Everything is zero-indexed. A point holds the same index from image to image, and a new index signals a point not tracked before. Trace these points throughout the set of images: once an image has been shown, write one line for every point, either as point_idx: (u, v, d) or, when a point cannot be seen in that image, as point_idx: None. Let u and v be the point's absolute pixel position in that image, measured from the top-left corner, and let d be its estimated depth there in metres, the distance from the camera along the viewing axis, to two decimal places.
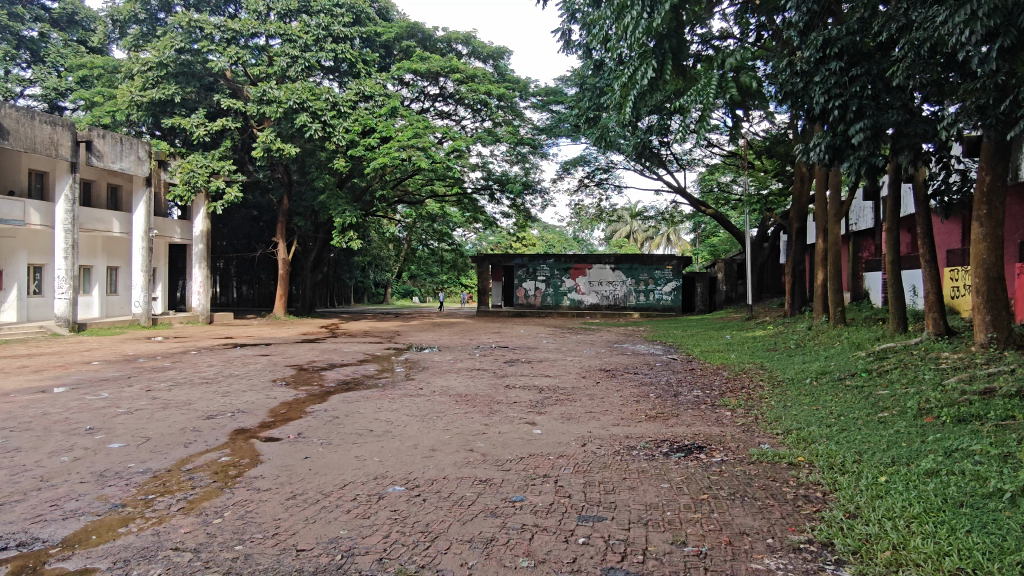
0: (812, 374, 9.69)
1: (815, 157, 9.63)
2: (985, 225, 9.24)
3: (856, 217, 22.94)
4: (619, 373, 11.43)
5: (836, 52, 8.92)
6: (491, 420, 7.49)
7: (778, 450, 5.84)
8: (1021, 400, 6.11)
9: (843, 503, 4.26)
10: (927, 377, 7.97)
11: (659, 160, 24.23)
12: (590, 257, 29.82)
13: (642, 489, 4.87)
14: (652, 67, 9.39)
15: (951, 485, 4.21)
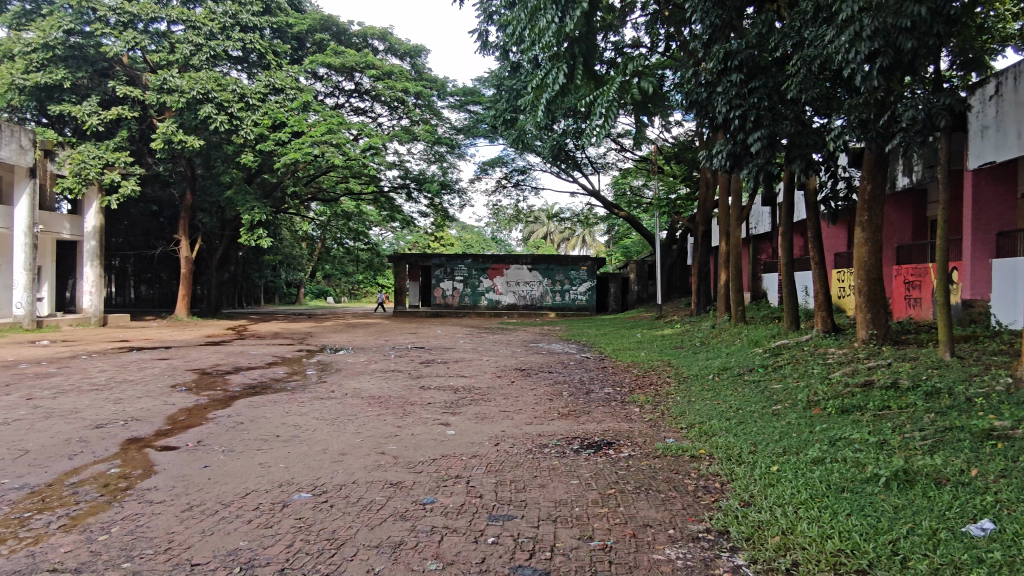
0: (714, 370, 10.18)
1: (717, 164, 10.07)
2: (866, 231, 10.00)
3: (755, 222, 24.31)
4: (533, 372, 11.59)
5: (737, 64, 9.41)
6: (404, 422, 7.38)
7: (681, 444, 6.08)
8: (896, 392, 6.66)
9: (738, 492, 4.49)
10: (816, 372, 8.55)
11: (574, 163, 24.73)
12: (507, 257, 30.02)
13: (552, 487, 4.94)
14: (563, 70, 9.59)
15: (834, 472, 4.53)
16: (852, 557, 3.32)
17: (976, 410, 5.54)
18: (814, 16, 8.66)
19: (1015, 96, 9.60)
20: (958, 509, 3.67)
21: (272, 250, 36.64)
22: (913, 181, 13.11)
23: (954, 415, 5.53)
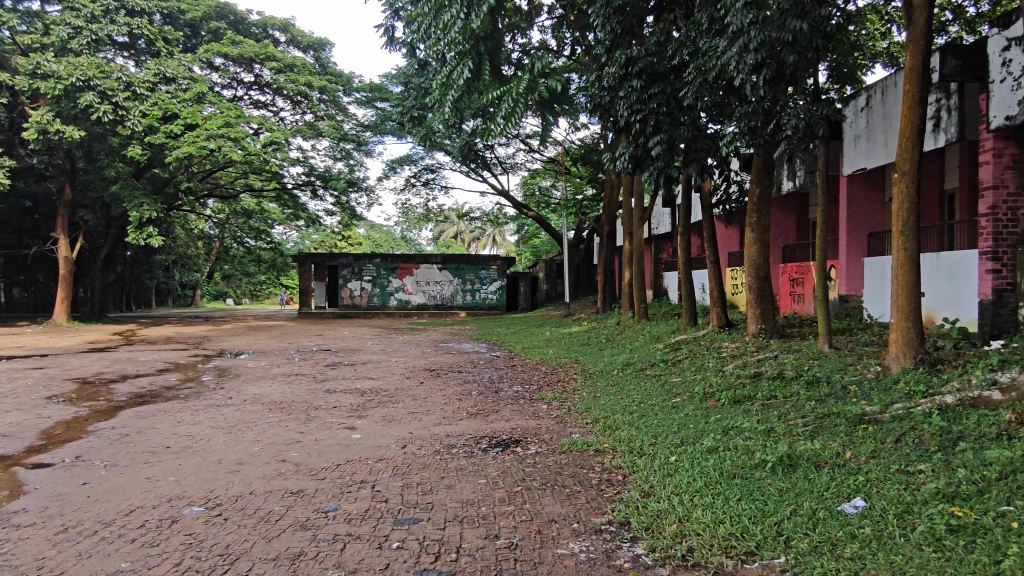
0: (618, 366, 10.50)
1: (620, 166, 10.41)
2: (755, 231, 10.65)
3: (656, 222, 25.31)
4: (443, 372, 11.52)
5: (637, 70, 9.73)
6: (307, 428, 7.11)
7: (587, 439, 6.22)
8: (782, 381, 7.13)
9: (639, 483, 4.65)
10: (711, 365, 9.00)
11: (484, 162, 24.77)
12: (417, 257, 29.64)
13: (459, 487, 4.91)
14: (468, 67, 9.61)
15: (726, 460, 4.77)
16: (741, 540, 3.50)
17: (849, 397, 6.02)
18: (707, 28, 9.15)
19: (882, 109, 10.53)
20: (834, 489, 3.95)
21: (164, 249, 34.37)
22: (796, 186, 14.08)
23: (832, 401, 5.97)
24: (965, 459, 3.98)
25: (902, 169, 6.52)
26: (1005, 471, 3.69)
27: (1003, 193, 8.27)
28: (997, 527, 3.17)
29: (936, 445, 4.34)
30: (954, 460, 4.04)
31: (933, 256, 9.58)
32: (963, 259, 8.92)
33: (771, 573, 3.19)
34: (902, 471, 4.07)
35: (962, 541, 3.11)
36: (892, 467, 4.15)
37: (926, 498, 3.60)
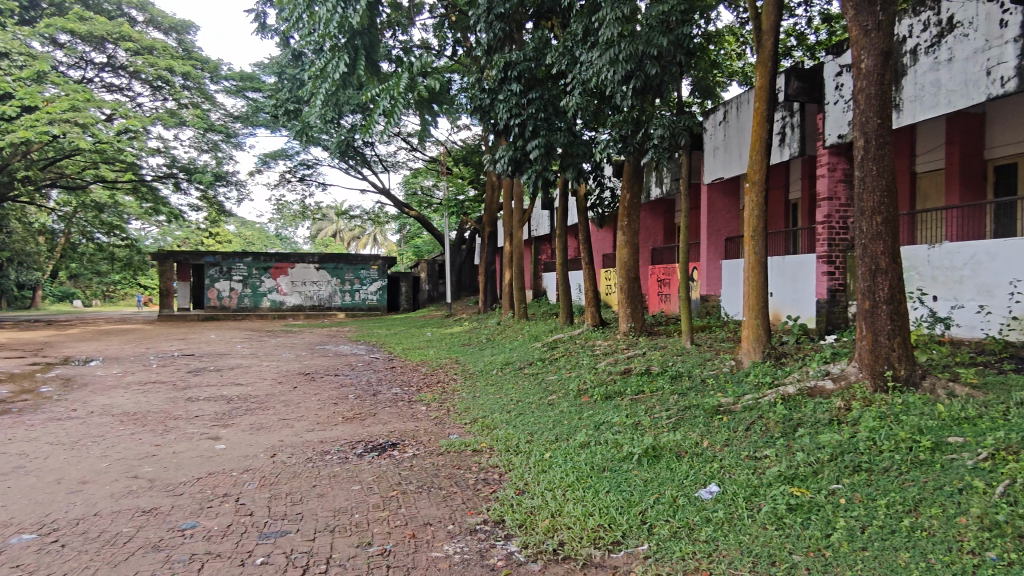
0: (498, 365, 10.63)
1: (500, 168, 10.51)
2: (625, 234, 11.19)
3: (536, 224, 25.85)
4: (318, 376, 11.08)
5: (516, 75, 9.94)
6: (164, 440, 6.56)
7: (465, 439, 6.23)
8: (649, 376, 7.53)
9: (514, 481, 4.72)
10: (585, 362, 9.36)
11: (363, 159, 24.11)
12: (292, 256, 28.29)
13: (332, 495, 4.73)
14: (345, 62, 9.28)
15: (597, 454, 4.96)
16: (608, 531, 3.64)
17: (707, 389, 6.48)
18: (582, 38, 9.48)
19: (737, 124, 11.44)
20: (692, 477, 4.23)
21: None
22: (663, 192, 14.92)
23: (692, 394, 6.39)
24: (803, 443, 4.40)
25: (753, 179, 7.11)
26: (834, 453, 4.12)
27: (836, 204, 9.22)
28: (828, 503, 3.53)
29: (780, 431, 4.77)
30: (794, 445, 4.46)
31: (780, 259, 10.54)
32: (804, 263, 9.91)
33: (636, 560, 3.34)
34: (751, 457, 4.43)
35: (800, 518, 3.43)
36: (743, 454, 4.50)
37: (770, 480, 3.94)
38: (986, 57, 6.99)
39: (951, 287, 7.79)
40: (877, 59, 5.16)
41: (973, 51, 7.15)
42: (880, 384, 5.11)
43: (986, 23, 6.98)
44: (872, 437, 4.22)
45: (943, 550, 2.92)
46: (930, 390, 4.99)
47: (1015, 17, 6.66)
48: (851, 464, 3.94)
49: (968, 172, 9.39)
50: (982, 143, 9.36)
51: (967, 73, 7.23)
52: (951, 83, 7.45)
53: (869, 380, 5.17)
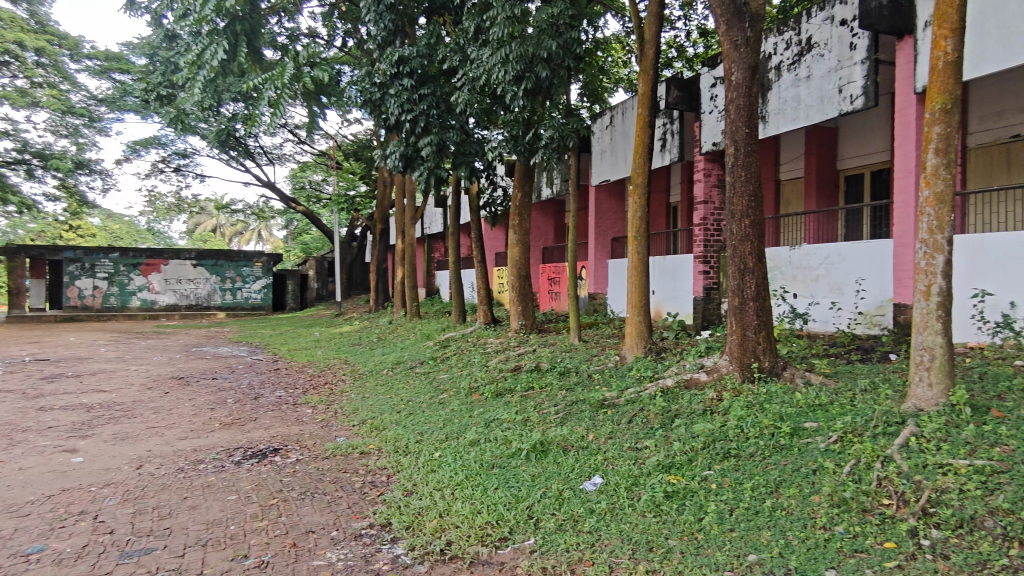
0: (388, 365, 10.42)
1: (391, 164, 10.28)
2: (516, 234, 11.34)
3: (428, 222, 25.61)
4: (194, 380, 10.35)
5: (407, 70, 9.79)
6: (8, 455, 5.86)
7: (352, 441, 6.03)
8: (539, 373, 7.64)
9: (402, 482, 4.63)
10: (476, 360, 9.36)
11: (246, 151, 22.81)
12: (165, 252, 26.26)
13: (205, 507, 4.43)
14: (223, 48, 8.67)
15: (486, 451, 4.99)
16: (495, 527, 3.66)
17: (593, 384, 6.68)
18: (474, 36, 9.49)
19: (623, 128, 11.92)
20: (577, 470, 4.35)
21: None
22: (553, 193, 15.23)
23: (579, 389, 6.57)
24: (680, 433, 4.64)
25: (636, 182, 7.41)
26: (707, 441, 4.38)
27: (711, 208, 9.80)
28: (701, 489, 3.75)
29: (659, 422, 5.01)
30: (671, 435, 4.70)
31: (661, 258, 11.08)
32: (682, 263, 10.50)
33: (522, 555, 3.38)
34: (632, 448, 4.62)
35: (675, 504, 3.61)
36: (625, 445, 4.67)
37: (650, 470, 4.12)
38: (839, 76, 7.69)
39: (809, 286, 8.53)
40: (746, 72, 5.54)
41: (828, 70, 7.84)
42: (747, 374, 5.49)
43: (839, 45, 7.67)
44: (740, 425, 4.53)
45: (800, 528, 3.17)
46: (790, 379, 5.42)
47: (862, 41, 7.37)
48: (722, 451, 4.20)
49: (823, 180, 10.28)
50: (835, 153, 10.30)
51: (822, 90, 7.93)
52: (809, 99, 8.14)
53: (738, 371, 5.53)
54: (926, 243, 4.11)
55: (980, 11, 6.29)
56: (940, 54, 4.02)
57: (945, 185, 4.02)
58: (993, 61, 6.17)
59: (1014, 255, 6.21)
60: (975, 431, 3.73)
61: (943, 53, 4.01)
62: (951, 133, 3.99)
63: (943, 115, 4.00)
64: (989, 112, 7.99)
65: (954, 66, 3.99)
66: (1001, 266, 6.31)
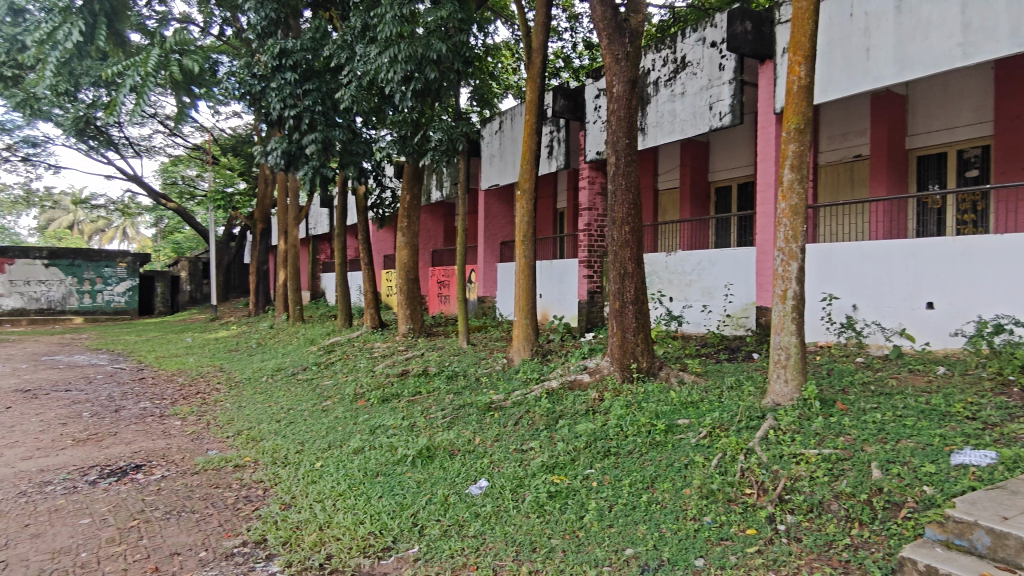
0: (268, 372, 9.89)
1: (272, 161, 9.77)
2: (404, 236, 11.16)
3: (313, 222, 24.65)
4: (42, 393, 9.29)
5: (290, 64, 9.39)
6: None
7: (225, 454, 5.66)
8: (426, 377, 7.54)
9: (280, 495, 4.41)
10: (362, 366, 9.09)
11: (109, 141, 20.90)
12: (9, 249, 23.43)
13: (49, 534, 3.98)
14: (79, 29, 7.75)
15: (371, 459, 4.86)
16: (379, 537, 3.57)
17: (480, 388, 6.69)
18: (361, 33, 9.27)
19: (511, 134, 12.09)
20: (463, 474, 4.34)
21: None
22: (442, 195, 15.16)
23: (466, 393, 6.55)
24: (564, 433, 4.76)
25: (524, 187, 7.52)
26: (589, 440, 4.52)
27: (595, 214, 10.13)
28: (583, 487, 3.85)
29: (544, 423, 5.11)
30: (556, 435, 4.80)
31: (547, 263, 11.33)
32: (568, 267, 10.82)
33: (405, 564, 3.31)
34: (518, 450, 4.67)
35: (558, 503, 3.69)
36: (511, 447, 4.72)
37: (534, 471, 4.18)
38: (709, 94, 8.22)
39: (683, 290, 9.05)
40: (626, 85, 5.78)
41: (700, 88, 8.37)
42: (627, 374, 5.72)
43: (710, 65, 8.21)
44: (619, 424, 4.71)
45: (673, 519, 3.34)
46: (665, 378, 5.71)
47: (729, 63, 7.92)
48: (603, 449, 4.35)
49: (696, 190, 10.94)
50: (707, 166, 11.00)
51: (695, 106, 8.45)
52: (683, 114, 8.65)
53: (619, 371, 5.75)
54: (783, 251, 4.48)
55: (828, 42, 6.97)
56: (795, 78, 4.38)
57: (799, 199, 4.40)
58: (839, 88, 6.86)
59: (856, 263, 6.92)
60: (822, 422, 4.12)
61: (798, 78, 4.38)
62: (804, 151, 4.38)
63: (798, 134, 4.38)
64: (836, 133, 8.85)
65: (807, 90, 4.37)
66: (846, 273, 7.00)
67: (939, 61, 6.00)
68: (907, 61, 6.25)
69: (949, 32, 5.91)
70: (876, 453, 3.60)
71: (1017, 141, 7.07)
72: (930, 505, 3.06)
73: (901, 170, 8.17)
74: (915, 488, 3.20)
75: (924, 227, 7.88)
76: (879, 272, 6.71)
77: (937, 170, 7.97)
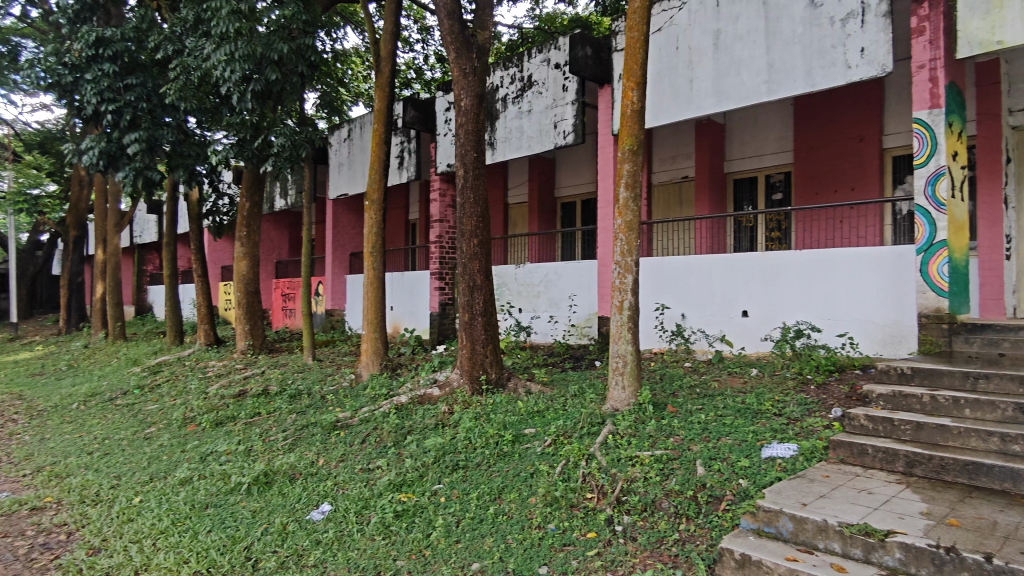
0: (79, 397, 8.72)
1: (86, 161, 8.72)
2: (244, 246, 10.45)
3: (139, 230, 22.32)
4: None
5: (109, 54, 8.48)
6: None
7: (19, 497, 4.88)
8: (266, 398, 7.02)
9: (87, 539, 3.89)
10: (193, 387, 8.31)
11: None
12: None
13: None
14: None
15: (199, 490, 4.45)
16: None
17: (325, 406, 6.39)
18: (193, 26, 8.56)
19: (361, 143, 11.80)
20: (304, 499, 4.11)
21: None
22: (286, 204, 14.40)
23: (310, 412, 6.23)
24: (411, 449, 4.67)
25: (372, 197, 7.35)
26: (437, 455, 4.46)
27: (445, 226, 10.13)
28: (430, 504, 3.80)
29: (392, 440, 4.97)
30: (403, 452, 4.70)
31: (398, 274, 11.16)
32: (420, 279, 10.74)
33: None
34: (364, 470, 4.50)
35: (405, 523, 3.60)
36: (356, 467, 4.54)
37: (380, 490, 4.04)
38: (554, 113, 8.58)
39: (531, 300, 9.32)
40: (473, 99, 5.86)
41: (545, 106, 8.70)
42: (476, 386, 5.75)
43: (554, 85, 8.57)
44: (468, 436, 4.70)
45: (518, 530, 3.39)
46: (513, 389, 5.80)
47: (572, 85, 8.32)
48: (451, 464, 4.31)
49: (543, 205, 11.34)
50: (553, 182, 11.44)
51: (541, 124, 8.77)
52: (530, 131, 8.94)
53: (468, 384, 5.77)
54: (620, 265, 4.74)
55: (657, 71, 7.55)
56: (628, 102, 4.68)
57: (633, 215, 4.69)
58: (668, 115, 7.45)
59: (683, 274, 7.54)
60: (655, 425, 4.39)
61: (631, 102, 4.68)
62: (637, 171, 4.68)
63: (631, 154, 4.67)
64: (666, 156, 9.59)
65: (639, 114, 4.69)
66: (676, 284, 7.61)
67: (749, 95, 6.72)
68: (723, 94, 6.94)
69: (757, 70, 6.65)
70: (700, 451, 3.91)
71: (812, 170, 8.08)
72: (744, 497, 3.37)
73: (720, 192, 9.03)
74: (733, 482, 3.51)
75: (739, 243, 8.76)
76: (703, 284, 7.36)
77: (750, 193, 8.92)
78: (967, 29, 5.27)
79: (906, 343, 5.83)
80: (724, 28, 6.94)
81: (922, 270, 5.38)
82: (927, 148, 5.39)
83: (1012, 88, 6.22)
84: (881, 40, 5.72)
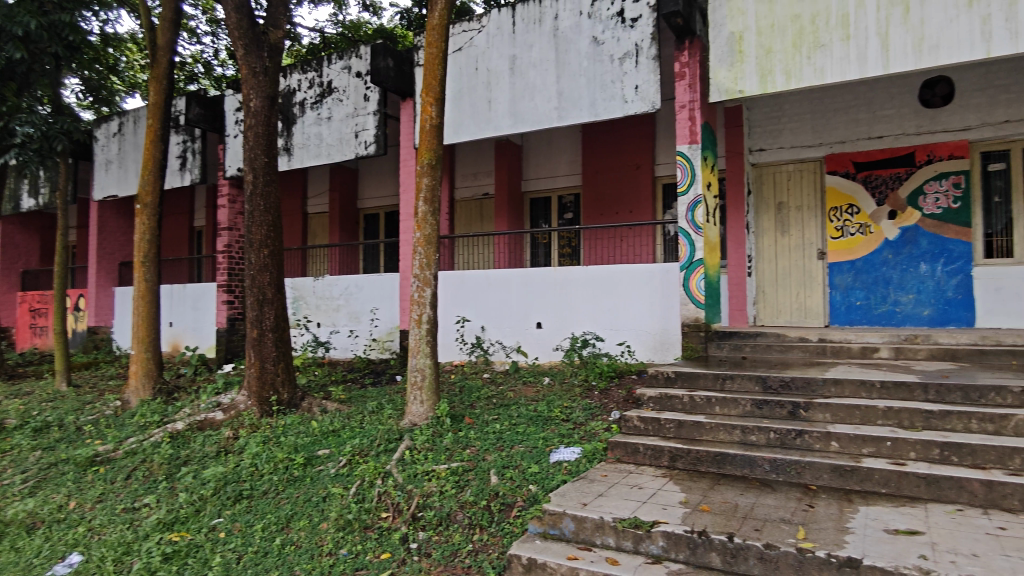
0: None
1: None
2: None
3: None
4: None
5: None
6: None
7: None
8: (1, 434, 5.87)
9: None
10: None
11: None
12: None
13: None
14: None
15: None
16: None
17: (81, 439, 5.52)
18: None
19: (134, 139, 10.50)
20: (46, 551, 3.54)
21: None
22: (37, 204, 12.31)
23: (59, 448, 5.33)
24: (187, 481, 4.21)
25: (144, 201, 6.57)
26: (217, 486, 4.06)
27: (234, 235, 9.39)
28: (206, 541, 3.46)
29: (163, 473, 4.44)
30: (177, 486, 4.22)
31: (178, 287, 10.08)
32: (205, 292, 9.82)
33: None
34: (126, 510, 3.95)
35: (174, 566, 3.26)
36: (118, 507, 3.97)
37: (146, 532, 3.59)
38: (354, 122, 8.38)
39: (330, 314, 8.96)
40: (264, 101, 5.50)
41: (345, 115, 8.47)
42: (265, 408, 5.35)
43: (355, 94, 8.38)
44: (253, 462, 4.35)
45: (307, 559, 3.23)
46: (307, 409, 5.48)
47: (373, 95, 8.21)
48: (233, 494, 3.95)
49: (346, 215, 10.99)
50: (355, 192, 11.14)
51: (341, 132, 8.51)
52: (328, 138, 8.63)
53: (256, 406, 5.34)
54: (418, 278, 4.73)
55: (458, 89, 7.73)
56: (427, 117, 4.72)
57: (431, 229, 4.72)
58: (468, 132, 7.65)
59: (482, 287, 7.77)
60: (452, 437, 4.43)
61: (429, 117, 4.72)
62: (435, 185, 4.73)
63: (430, 169, 4.70)
64: (468, 172, 9.84)
65: (437, 130, 4.75)
66: (475, 297, 7.81)
67: (541, 119, 7.16)
68: (518, 116, 7.30)
69: (548, 96, 7.10)
70: (494, 461, 4.02)
71: (598, 193, 8.81)
72: (533, 502, 3.52)
73: (518, 210, 9.47)
74: (523, 489, 3.64)
75: (535, 258, 9.25)
76: (501, 297, 7.64)
77: (544, 211, 9.47)
78: (717, 77, 6.08)
79: (672, 349, 6.57)
80: (519, 54, 7.32)
81: (684, 284, 6.10)
82: (687, 177, 6.15)
83: (752, 131, 7.33)
84: (652, 80, 6.41)
